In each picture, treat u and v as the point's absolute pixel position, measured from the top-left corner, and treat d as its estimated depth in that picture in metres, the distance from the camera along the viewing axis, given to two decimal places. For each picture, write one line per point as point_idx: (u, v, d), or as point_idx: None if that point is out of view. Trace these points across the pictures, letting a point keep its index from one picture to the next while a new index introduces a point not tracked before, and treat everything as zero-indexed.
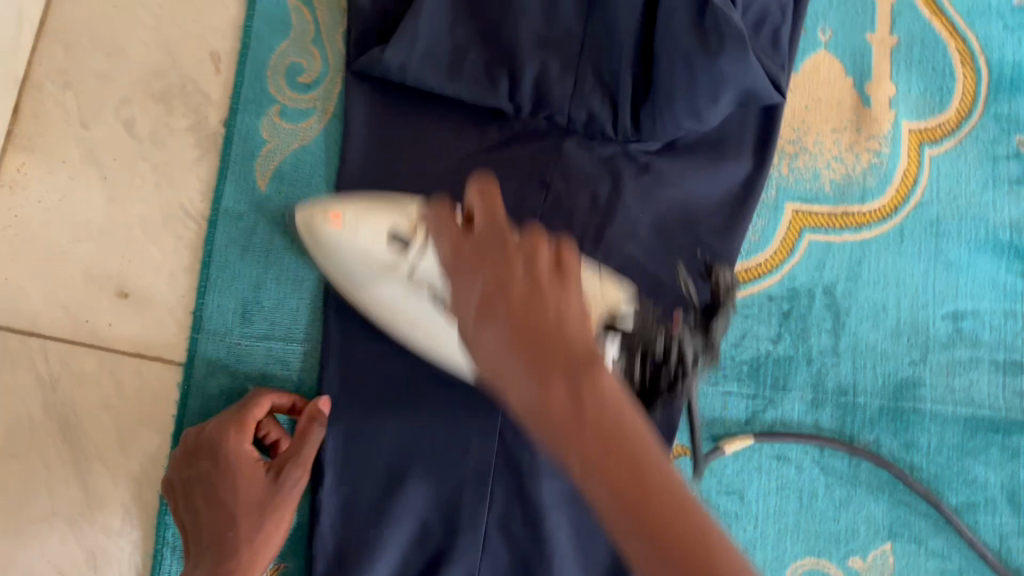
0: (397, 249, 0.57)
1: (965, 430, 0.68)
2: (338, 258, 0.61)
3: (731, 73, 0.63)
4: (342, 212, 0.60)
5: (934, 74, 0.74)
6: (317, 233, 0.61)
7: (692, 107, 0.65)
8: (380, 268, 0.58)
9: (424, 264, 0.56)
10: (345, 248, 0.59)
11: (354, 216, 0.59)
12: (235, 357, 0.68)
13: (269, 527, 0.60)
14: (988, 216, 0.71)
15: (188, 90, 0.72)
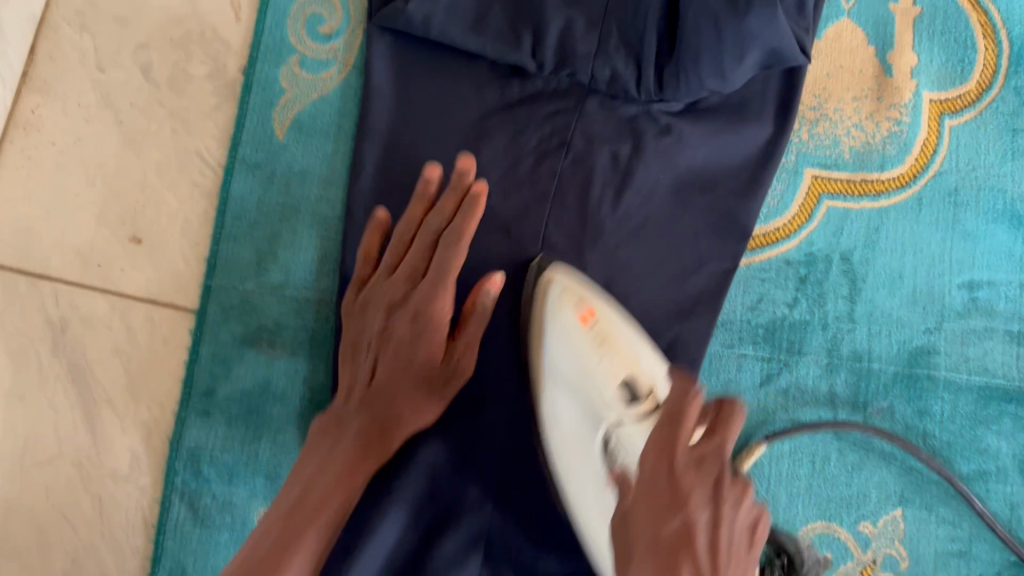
0: (621, 390, 0.58)
1: (978, 398, 0.69)
2: (556, 349, 0.59)
3: (759, 29, 0.63)
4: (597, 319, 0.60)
5: (956, 46, 0.74)
6: (557, 309, 0.60)
7: (718, 63, 0.64)
8: (597, 386, 0.58)
9: (634, 430, 0.56)
10: (580, 347, 0.59)
11: (609, 331, 0.59)
12: (249, 305, 0.67)
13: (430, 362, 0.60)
14: (1005, 188, 0.71)
15: (208, 37, 0.72)
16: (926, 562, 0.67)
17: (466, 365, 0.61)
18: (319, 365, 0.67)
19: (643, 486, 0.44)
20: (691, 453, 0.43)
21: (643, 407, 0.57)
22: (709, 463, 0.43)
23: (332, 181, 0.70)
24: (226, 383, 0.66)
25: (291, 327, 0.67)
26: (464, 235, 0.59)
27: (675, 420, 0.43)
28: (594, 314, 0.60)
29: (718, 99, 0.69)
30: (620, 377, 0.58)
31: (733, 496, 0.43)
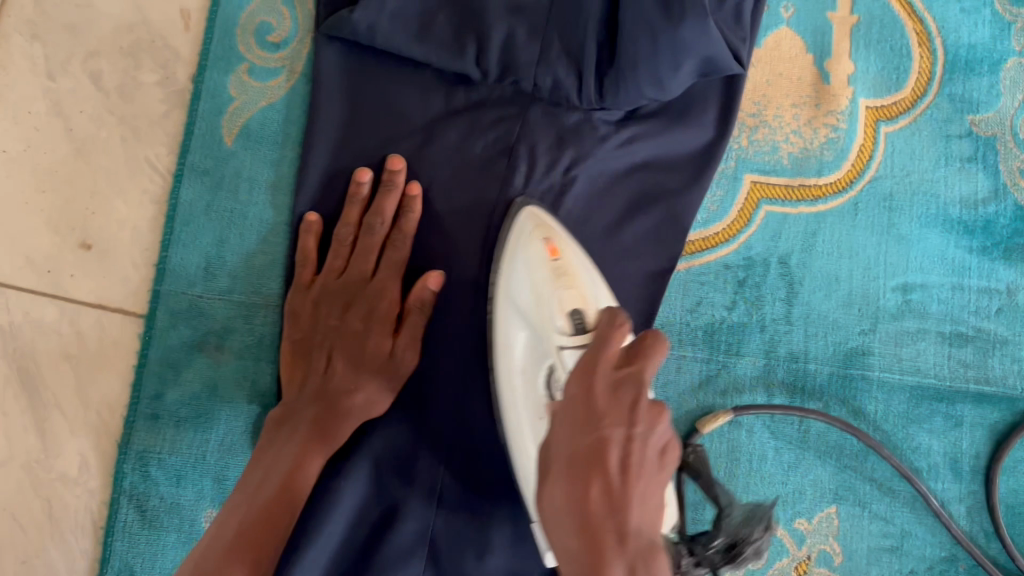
0: (563, 324, 0.55)
1: (911, 397, 0.71)
2: (517, 277, 0.59)
3: (692, 38, 0.64)
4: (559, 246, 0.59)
5: (891, 54, 0.76)
6: (526, 243, 0.60)
7: (655, 69, 0.65)
8: (542, 316, 0.56)
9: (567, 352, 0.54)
10: (535, 272, 0.58)
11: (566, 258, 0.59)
12: (196, 310, 0.69)
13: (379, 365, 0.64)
14: (938, 193, 0.74)
15: (158, 45, 0.73)
16: (859, 557, 0.69)
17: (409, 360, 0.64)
18: (265, 369, 0.68)
19: (563, 411, 0.39)
20: (607, 379, 0.38)
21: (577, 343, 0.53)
22: (626, 386, 0.37)
23: (280, 187, 0.71)
24: (174, 386, 0.68)
25: (238, 331, 0.69)
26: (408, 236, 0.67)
27: (601, 340, 0.41)
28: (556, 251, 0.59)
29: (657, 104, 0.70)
30: (562, 310, 0.55)
31: (654, 416, 0.37)
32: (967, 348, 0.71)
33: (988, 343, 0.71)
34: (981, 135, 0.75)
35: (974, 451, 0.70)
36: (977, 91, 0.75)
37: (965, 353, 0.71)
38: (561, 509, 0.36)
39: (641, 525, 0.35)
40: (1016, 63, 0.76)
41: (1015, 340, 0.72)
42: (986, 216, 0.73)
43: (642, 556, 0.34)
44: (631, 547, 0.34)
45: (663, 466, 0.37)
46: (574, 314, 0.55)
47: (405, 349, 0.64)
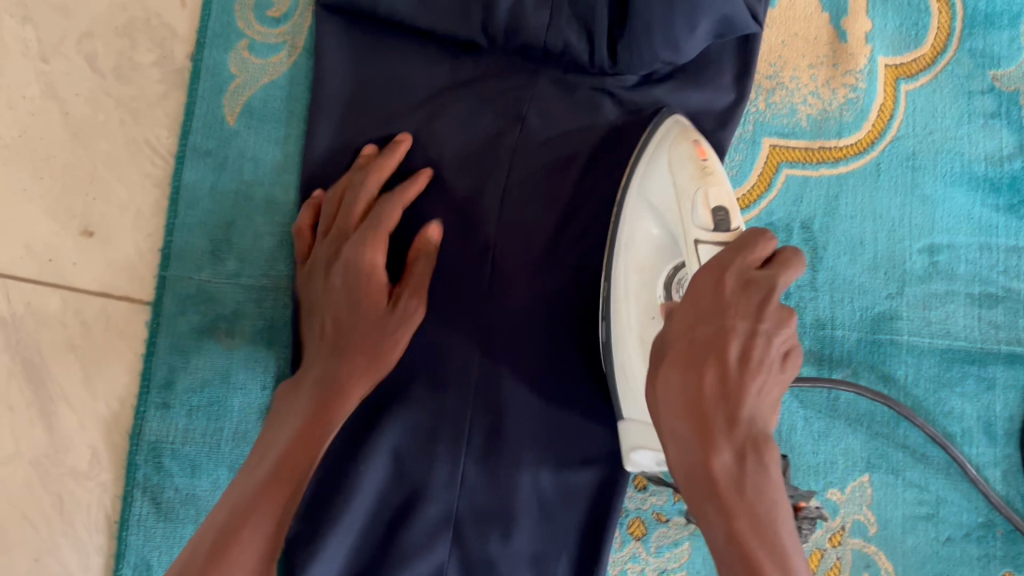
0: (705, 220, 0.56)
1: (942, 361, 0.69)
2: (659, 169, 0.58)
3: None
4: (707, 154, 0.59)
5: (909, 10, 0.73)
6: (672, 140, 0.59)
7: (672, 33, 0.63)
8: (683, 211, 0.56)
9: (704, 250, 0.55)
10: (679, 169, 0.58)
11: (712, 165, 0.59)
12: (204, 295, 0.66)
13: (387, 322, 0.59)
14: (962, 151, 0.72)
15: (154, 24, 0.70)
16: (894, 525, 0.67)
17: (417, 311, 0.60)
18: (278, 353, 0.66)
19: (682, 307, 0.48)
20: (742, 277, 0.47)
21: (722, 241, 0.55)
22: (757, 287, 0.46)
23: (286, 166, 0.69)
24: (185, 374, 0.65)
25: (249, 314, 0.66)
26: (398, 195, 0.62)
27: (742, 250, 0.48)
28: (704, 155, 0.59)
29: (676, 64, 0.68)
30: (708, 209, 0.56)
31: (779, 317, 0.46)
32: (997, 309, 0.70)
33: (1018, 303, 0.70)
34: (1004, 91, 0.73)
35: (1007, 413, 0.68)
36: (998, 46, 0.73)
37: (995, 314, 0.69)
38: (674, 392, 0.45)
39: (752, 414, 0.44)
40: None
41: None
42: (1011, 173, 0.71)
43: (751, 441, 0.43)
44: (738, 434, 0.43)
45: (784, 367, 0.46)
46: (719, 214, 0.56)
47: (409, 303, 0.60)
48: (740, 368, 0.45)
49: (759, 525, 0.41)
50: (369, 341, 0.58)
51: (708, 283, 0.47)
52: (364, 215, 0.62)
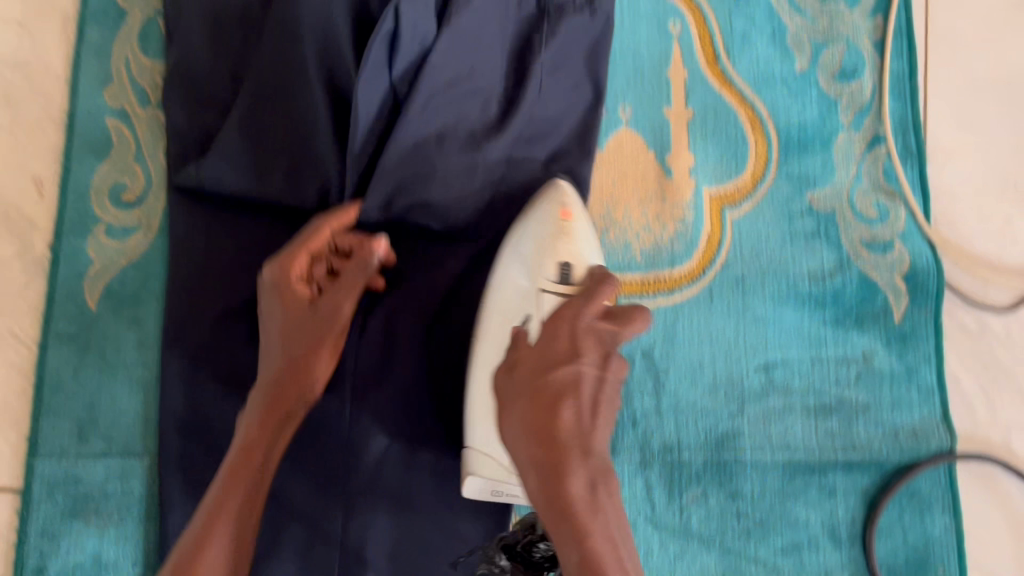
0: (554, 273, 0.61)
1: (784, 474, 0.73)
2: (526, 229, 0.64)
3: (422, 32, 0.66)
4: (569, 216, 0.64)
5: (727, 143, 0.79)
6: (545, 206, 0.65)
7: (425, 121, 0.67)
8: (539, 262, 0.62)
9: (547, 300, 0.60)
10: (541, 230, 0.64)
11: (571, 227, 0.63)
12: (74, 478, 0.69)
13: (332, 308, 0.60)
14: (788, 271, 0.77)
15: (13, 216, 0.74)
16: None
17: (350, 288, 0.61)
18: (149, 528, 0.69)
19: (526, 363, 0.48)
20: (587, 326, 0.49)
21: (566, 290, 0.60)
22: (596, 343, 0.48)
23: (148, 345, 0.72)
24: (57, 558, 0.68)
25: (117, 493, 0.69)
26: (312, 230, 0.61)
27: (587, 298, 0.52)
28: (568, 216, 0.64)
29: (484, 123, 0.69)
30: (555, 267, 0.61)
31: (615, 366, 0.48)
32: (832, 419, 0.74)
33: (851, 411, 0.74)
34: (822, 211, 0.78)
35: (850, 519, 0.72)
36: (812, 169, 0.79)
37: (831, 423, 0.74)
38: (520, 434, 0.47)
39: (601, 449, 0.46)
40: (845, 137, 0.80)
41: (875, 405, 0.74)
42: (834, 287, 0.76)
43: (600, 473, 0.45)
44: (592, 464, 0.45)
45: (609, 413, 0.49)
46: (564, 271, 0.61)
47: (340, 292, 0.60)
48: (591, 412, 0.46)
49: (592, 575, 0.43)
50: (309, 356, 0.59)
51: (553, 326, 0.50)
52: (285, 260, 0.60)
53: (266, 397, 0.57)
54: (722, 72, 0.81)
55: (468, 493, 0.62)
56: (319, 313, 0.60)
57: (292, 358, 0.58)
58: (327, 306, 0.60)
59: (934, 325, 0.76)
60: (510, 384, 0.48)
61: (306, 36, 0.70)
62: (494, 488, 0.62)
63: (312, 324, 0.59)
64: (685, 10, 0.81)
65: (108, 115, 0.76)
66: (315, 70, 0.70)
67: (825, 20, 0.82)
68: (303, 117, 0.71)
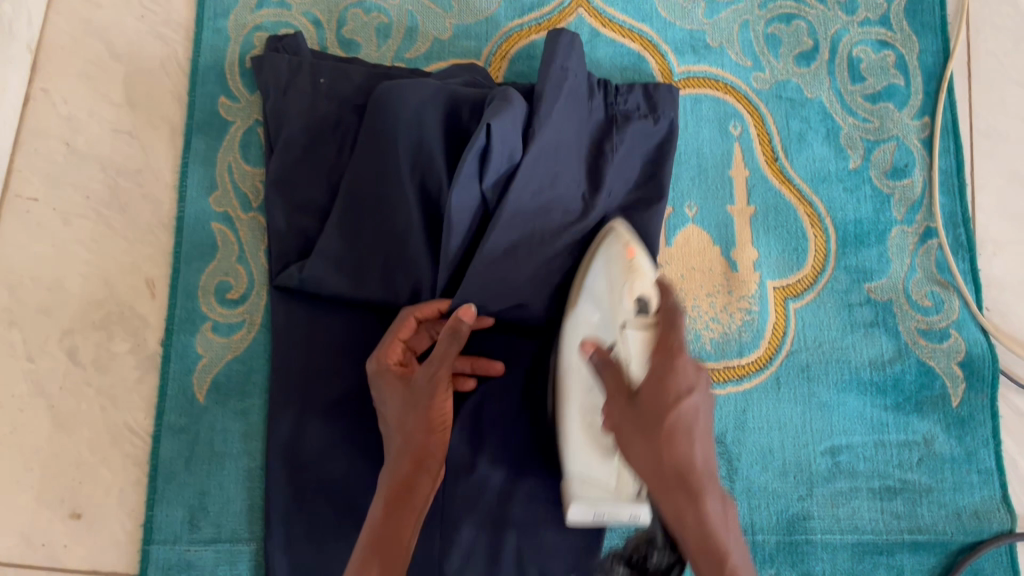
0: (632, 310, 0.60)
1: (853, 554, 0.77)
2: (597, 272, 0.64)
3: (510, 146, 0.71)
4: (633, 251, 0.62)
5: (788, 238, 0.84)
6: (608, 245, 0.65)
7: (511, 227, 0.72)
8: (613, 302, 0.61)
9: (631, 338, 0.58)
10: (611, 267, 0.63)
11: (637, 261, 0.61)
12: (186, 563, 0.74)
13: (426, 385, 0.64)
14: (849, 358, 0.81)
15: (127, 315, 0.79)
16: None
17: (436, 361, 0.63)
18: None
19: (647, 395, 0.55)
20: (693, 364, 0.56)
21: (643, 328, 0.58)
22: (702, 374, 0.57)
23: (253, 435, 0.77)
24: None
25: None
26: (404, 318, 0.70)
27: (675, 328, 0.57)
28: (634, 253, 0.63)
29: (569, 228, 0.74)
30: (634, 301, 0.60)
31: None
32: (897, 500, 0.78)
33: (914, 493, 0.78)
34: (879, 301, 0.83)
35: None
36: (869, 261, 0.84)
37: (896, 505, 0.78)
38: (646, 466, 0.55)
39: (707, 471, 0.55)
40: (899, 231, 0.85)
41: (937, 487, 0.78)
42: (894, 374, 0.81)
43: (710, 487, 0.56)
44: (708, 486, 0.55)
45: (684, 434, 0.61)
46: (642, 311, 0.60)
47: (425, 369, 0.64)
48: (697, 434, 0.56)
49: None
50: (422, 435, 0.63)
51: (658, 363, 0.55)
52: (383, 355, 0.69)
53: (394, 479, 0.61)
54: (782, 171, 0.86)
55: (572, 520, 0.64)
56: (416, 391, 0.64)
57: (406, 432, 0.63)
58: (420, 384, 0.64)
59: (991, 410, 0.80)
60: (633, 420, 0.55)
61: (401, 149, 0.76)
62: (596, 514, 0.63)
63: (414, 402, 0.64)
64: (744, 112, 0.87)
65: (213, 219, 0.82)
66: (410, 179, 0.76)
67: (876, 121, 0.88)
68: (398, 220, 0.76)
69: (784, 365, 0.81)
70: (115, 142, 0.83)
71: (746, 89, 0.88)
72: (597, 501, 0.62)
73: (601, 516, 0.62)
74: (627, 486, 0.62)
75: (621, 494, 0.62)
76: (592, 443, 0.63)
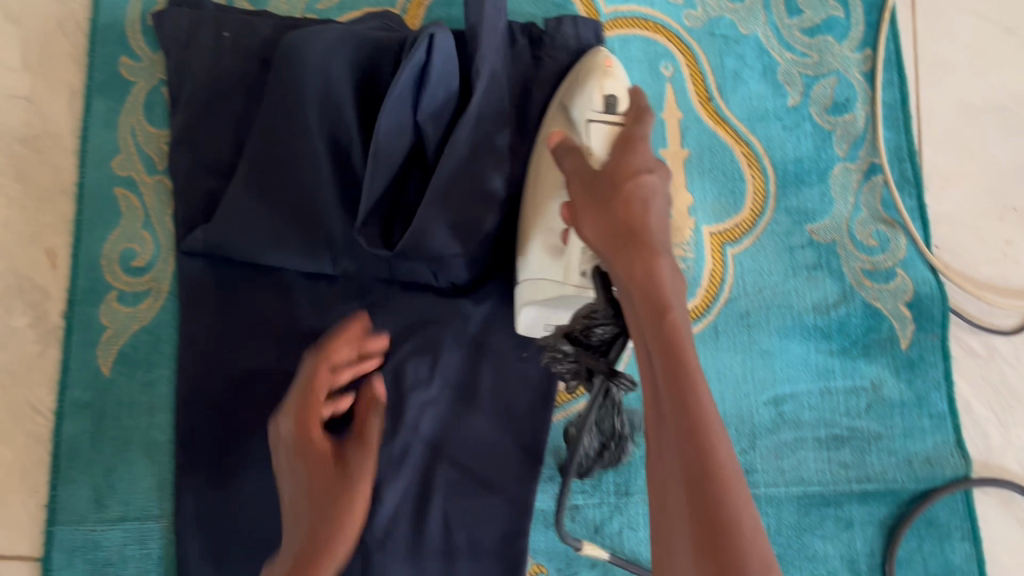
0: (601, 103, 0.62)
1: (800, 507, 0.73)
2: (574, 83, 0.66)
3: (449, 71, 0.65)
4: (611, 61, 0.65)
5: (724, 179, 0.80)
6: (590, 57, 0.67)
7: (458, 165, 0.67)
8: (585, 100, 0.63)
9: (598, 124, 0.60)
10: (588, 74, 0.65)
11: (613, 71, 0.64)
12: (92, 543, 0.70)
13: (353, 477, 0.60)
14: (791, 304, 0.77)
15: (27, 288, 0.75)
16: None
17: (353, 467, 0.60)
18: None
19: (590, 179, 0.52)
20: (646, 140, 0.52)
21: (611, 121, 0.60)
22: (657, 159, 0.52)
23: (162, 408, 0.73)
24: None
25: (136, 555, 0.70)
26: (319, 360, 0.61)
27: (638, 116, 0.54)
28: (611, 65, 0.66)
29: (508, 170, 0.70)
30: (603, 95, 0.62)
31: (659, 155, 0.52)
32: (844, 450, 0.74)
33: (863, 442, 0.75)
34: (822, 243, 0.79)
35: (868, 549, 0.73)
36: (811, 201, 0.80)
37: (843, 454, 0.74)
38: (594, 230, 0.50)
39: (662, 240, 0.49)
40: (842, 168, 0.81)
41: (887, 433, 0.75)
42: (839, 318, 0.77)
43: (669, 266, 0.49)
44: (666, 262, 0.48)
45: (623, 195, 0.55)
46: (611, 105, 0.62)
47: (348, 465, 0.60)
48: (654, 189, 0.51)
49: (673, 374, 0.43)
50: (335, 533, 0.58)
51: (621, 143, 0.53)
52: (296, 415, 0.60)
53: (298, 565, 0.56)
54: (716, 111, 0.81)
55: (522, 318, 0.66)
56: (335, 471, 0.60)
57: (315, 505, 0.58)
58: (344, 464, 0.60)
59: (941, 350, 0.77)
60: (593, 185, 0.51)
61: (308, 98, 0.70)
62: (546, 315, 0.64)
63: (334, 486, 0.59)
64: (676, 52, 0.82)
65: (116, 184, 0.78)
66: (316, 129, 0.70)
67: (815, 55, 0.83)
68: (305, 173, 0.71)
69: (723, 313, 0.76)
70: (10, 108, 0.78)
71: (678, 27, 0.82)
72: (546, 292, 0.62)
73: (553, 307, 0.63)
74: (572, 280, 0.59)
75: (564, 281, 0.60)
76: (544, 245, 0.63)
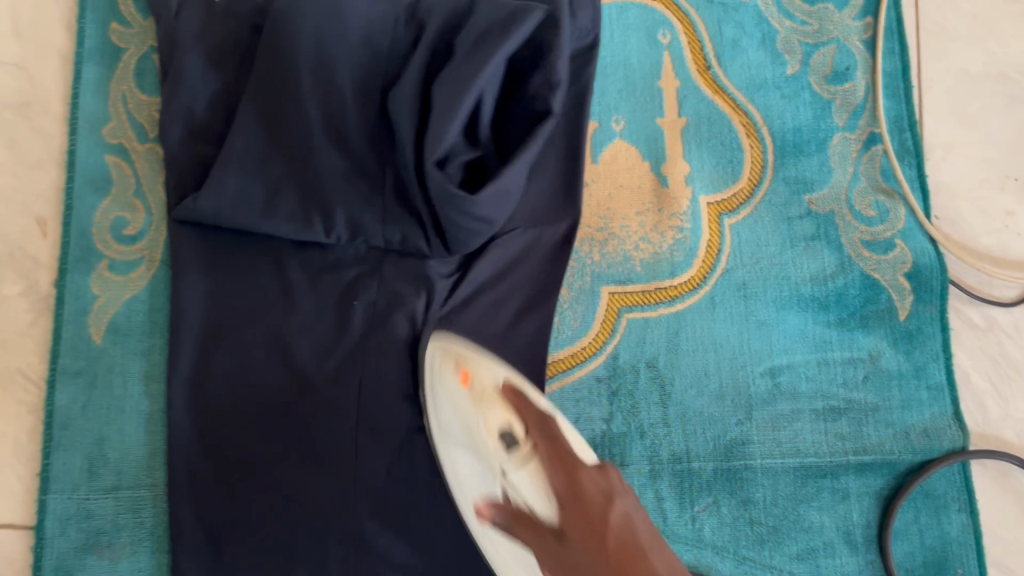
0: (500, 447, 0.63)
1: (796, 479, 0.72)
2: (456, 462, 0.64)
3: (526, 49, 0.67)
4: (463, 371, 0.65)
5: (723, 150, 0.79)
6: (439, 374, 0.65)
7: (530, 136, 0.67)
8: (488, 462, 0.63)
9: (519, 477, 0.61)
10: (461, 404, 0.64)
11: (479, 375, 0.65)
12: (85, 511, 0.70)
13: None
14: (789, 276, 0.76)
15: (18, 257, 0.74)
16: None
17: None
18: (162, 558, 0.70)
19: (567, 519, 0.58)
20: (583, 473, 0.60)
21: (527, 466, 0.61)
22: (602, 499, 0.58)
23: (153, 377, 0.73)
24: None
25: (128, 523, 0.70)
26: None
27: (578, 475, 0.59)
28: (467, 374, 0.65)
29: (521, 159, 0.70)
30: (499, 437, 0.63)
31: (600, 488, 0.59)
32: (841, 421, 0.74)
33: (860, 413, 0.74)
34: (821, 214, 0.78)
35: (864, 520, 0.72)
36: (809, 171, 0.79)
37: (840, 426, 0.74)
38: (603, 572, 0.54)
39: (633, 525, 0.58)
40: (841, 138, 0.80)
41: (884, 406, 0.74)
42: (837, 289, 0.76)
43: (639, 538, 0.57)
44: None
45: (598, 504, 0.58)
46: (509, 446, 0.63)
47: None
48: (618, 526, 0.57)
49: None
50: None
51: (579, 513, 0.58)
52: None
53: None
54: (715, 80, 0.80)
55: None
56: None
57: None
58: None
59: (941, 322, 0.76)
60: (576, 546, 0.56)
61: (301, 64, 0.68)
62: None
63: None
64: (674, 20, 0.81)
65: (107, 151, 0.77)
66: (311, 98, 0.68)
67: (815, 23, 0.82)
68: (297, 139, 0.68)
69: (721, 283, 0.76)
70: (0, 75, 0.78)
71: None
72: None
73: None
74: None
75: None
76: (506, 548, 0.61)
